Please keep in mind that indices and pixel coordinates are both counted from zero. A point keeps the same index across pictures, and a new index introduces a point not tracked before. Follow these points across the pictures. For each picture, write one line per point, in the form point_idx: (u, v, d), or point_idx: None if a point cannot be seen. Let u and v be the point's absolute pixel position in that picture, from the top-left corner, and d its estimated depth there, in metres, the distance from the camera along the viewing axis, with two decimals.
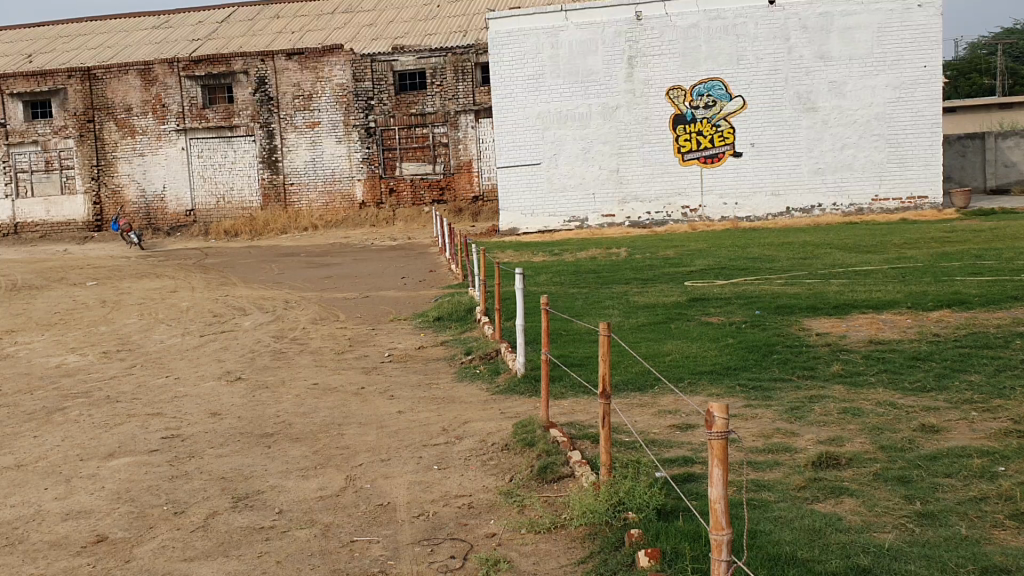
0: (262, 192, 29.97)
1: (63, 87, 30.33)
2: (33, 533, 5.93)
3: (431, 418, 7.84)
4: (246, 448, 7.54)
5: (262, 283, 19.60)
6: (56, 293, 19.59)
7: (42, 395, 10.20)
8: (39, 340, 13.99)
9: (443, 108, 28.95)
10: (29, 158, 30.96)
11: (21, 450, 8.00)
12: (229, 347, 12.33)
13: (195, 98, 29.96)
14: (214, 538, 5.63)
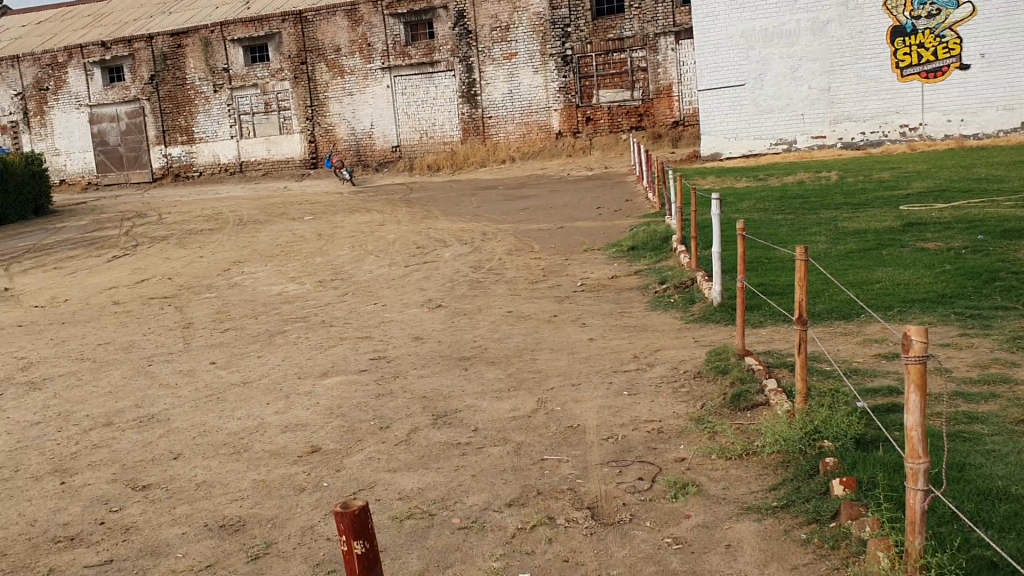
0: (463, 126, 30.62)
1: (278, 31, 32.07)
2: (256, 443, 6.50)
3: (623, 345, 7.86)
4: (445, 370, 7.89)
5: (463, 215, 20.18)
6: (277, 226, 21.06)
7: (265, 320, 11.06)
8: (263, 269, 15.13)
9: (642, 32, 28.31)
10: (251, 101, 33.12)
11: (247, 368, 8.74)
12: (431, 276, 12.84)
13: (398, 36, 30.85)
14: (415, 451, 5.96)
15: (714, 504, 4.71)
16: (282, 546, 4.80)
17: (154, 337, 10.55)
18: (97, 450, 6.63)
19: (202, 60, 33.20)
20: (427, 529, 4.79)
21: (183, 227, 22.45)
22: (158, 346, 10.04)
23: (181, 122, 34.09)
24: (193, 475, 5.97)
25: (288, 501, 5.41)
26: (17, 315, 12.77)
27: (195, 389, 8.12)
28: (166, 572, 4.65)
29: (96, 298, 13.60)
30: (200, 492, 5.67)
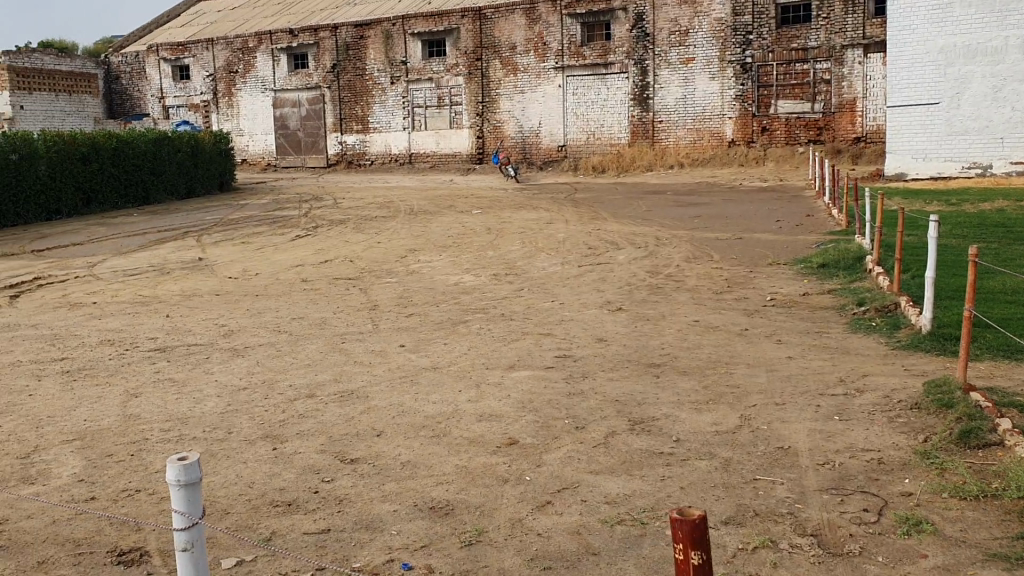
0: (632, 128, 30.40)
1: (457, 27, 32.72)
2: (454, 429, 6.57)
3: (826, 367, 7.54)
4: (636, 374, 7.77)
5: (633, 218, 19.97)
6: (448, 218, 21.49)
7: (447, 308, 11.25)
8: (439, 259, 15.43)
9: (828, 42, 27.23)
10: (425, 94, 33.94)
11: (435, 354, 8.91)
12: (608, 278, 12.75)
13: (574, 36, 30.90)
14: (617, 456, 5.87)
15: (953, 546, 4.40)
16: (494, 536, 4.81)
17: (343, 316, 10.90)
18: (304, 419, 6.88)
19: (381, 52, 34.27)
20: (640, 538, 4.71)
21: (358, 213, 23.22)
22: (347, 325, 10.36)
23: (357, 111, 35.31)
24: (396, 455, 6.08)
25: (493, 491, 5.42)
26: (213, 284, 13.47)
27: (388, 369, 8.32)
28: (381, 548, 4.73)
29: (283, 274, 14.19)
30: (406, 471, 5.78)
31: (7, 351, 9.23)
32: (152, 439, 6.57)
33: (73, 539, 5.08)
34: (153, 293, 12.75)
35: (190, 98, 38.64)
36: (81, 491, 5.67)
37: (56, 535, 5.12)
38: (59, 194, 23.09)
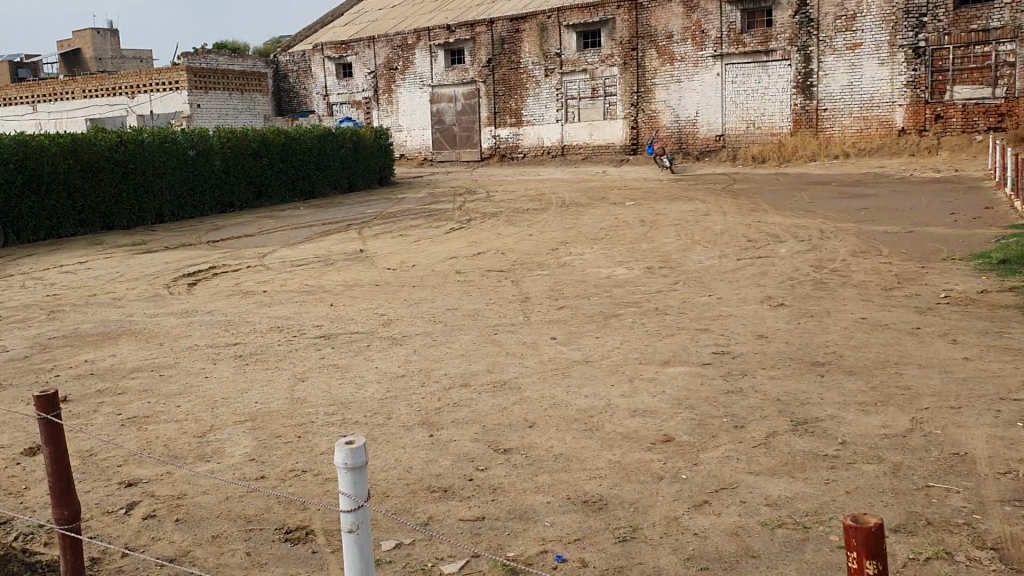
0: (793, 117, 29.36)
1: (612, 17, 32.51)
2: (608, 424, 6.53)
3: (1008, 370, 7.03)
4: (798, 373, 7.49)
5: (793, 210, 19.29)
6: (601, 210, 21.40)
7: (600, 301, 11.19)
8: (592, 252, 15.38)
9: (1013, 22, 25.37)
10: (579, 85, 33.93)
11: (589, 347, 8.88)
12: (767, 272, 12.36)
13: (734, 23, 30.11)
14: (776, 456, 5.67)
15: None
16: (648, 533, 4.75)
17: (496, 307, 11.03)
18: (460, 408, 7.00)
19: (536, 45, 34.48)
20: (802, 542, 4.53)
21: (512, 205, 23.47)
22: (501, 317, 10.47)
23: (512, 104, 35.71)
24: (550, 447, 6.09)
25: (647, 488, 5.34)
26: (373, 274, 13.92)
27: (541, 361, 8.36)
28: (535, 539, 4.75)
29: (439, 265, 14.52)
30: (559, 464, 5.78)
31: (185, 335, 9.84)
32: (316, 422, 6.85)
33: (245, 515, 5.36)
34: (317, 283, 13.30)
35: (352, 95, 40.09)
36: (252, 470, 5.98)
37: (230, 512, 5.42)
38: (233, 188, 24.44)
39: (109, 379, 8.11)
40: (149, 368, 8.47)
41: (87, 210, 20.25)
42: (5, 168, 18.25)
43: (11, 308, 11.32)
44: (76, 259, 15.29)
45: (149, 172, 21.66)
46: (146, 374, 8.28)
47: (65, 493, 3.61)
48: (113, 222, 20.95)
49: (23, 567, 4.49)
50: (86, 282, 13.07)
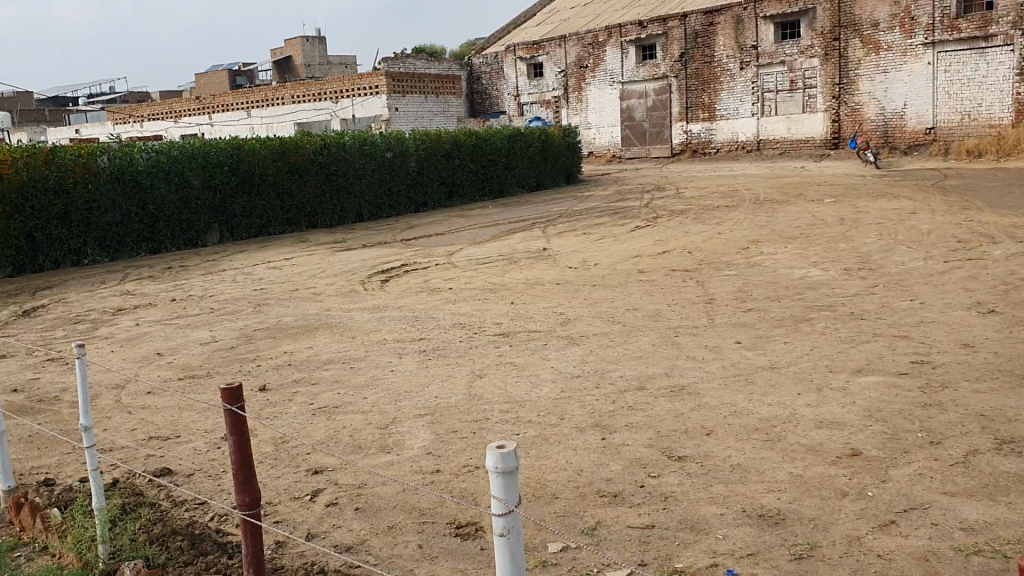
0: (1016, 108, 26.99)
1: (813, 6, 31.20)
2: (790, 434, 6.23)
3: None
4: (1006, 387, 6.88)
5: (1010, 208, 17.79)
6: (796, 208, 20.54)
7: (790, 304, 10.74)
8: (784, 252, 14.79)
9: None
10: (776, 79, 32.80)
11: (774, 352, 8.53)
12: (978, 276, 11.44)
13: (949, 7, 28.03)
14: (976, 477, 5.22)
15: None
16: (827, 552, 4.49)
17: (679, 309, 10.81)
18: (635, 411, 6.90)
19: (731, 38, 33.64)
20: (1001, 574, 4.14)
21: (701, 202, 22.98)
22: (683, 318, 10.25)
23: (705, 99, 35.02)
24: (727, 456, 5.89)
25: (829, 504, 5.05)
26: (557, 273, 13.99)
27: (723, 366, 8.10)
28: (705, 550, 4.60)
29: (623, 265, 14.40)
30: (736, 474, 5.57)
31: (375, 329, 10.24)
32: (492, 419, 6.94)
33: (419, 508, 5.50)
34: (502, 281, 13.52)
35: (543, 94, 40.56)
36: (427, 463, 6.12)
37: (405, 503, 5.58)
38: (426, 187, 25.29)
39: (303, 369, 8.56)
40: (340, 360, 8.87)
41: (293, 209, 21.54)
42: (222, 170, 19.70)
43: (222, 301, 12.19)
44: (282, 255, 16.30)
45: (350, 173, 22.76)
46: (337, 365, 8.67)
47: (247, 484, 3.73)
48: (316, 220, 22.17)
49: (216, 546, 4.80)
50: (289, 277, 13.88)
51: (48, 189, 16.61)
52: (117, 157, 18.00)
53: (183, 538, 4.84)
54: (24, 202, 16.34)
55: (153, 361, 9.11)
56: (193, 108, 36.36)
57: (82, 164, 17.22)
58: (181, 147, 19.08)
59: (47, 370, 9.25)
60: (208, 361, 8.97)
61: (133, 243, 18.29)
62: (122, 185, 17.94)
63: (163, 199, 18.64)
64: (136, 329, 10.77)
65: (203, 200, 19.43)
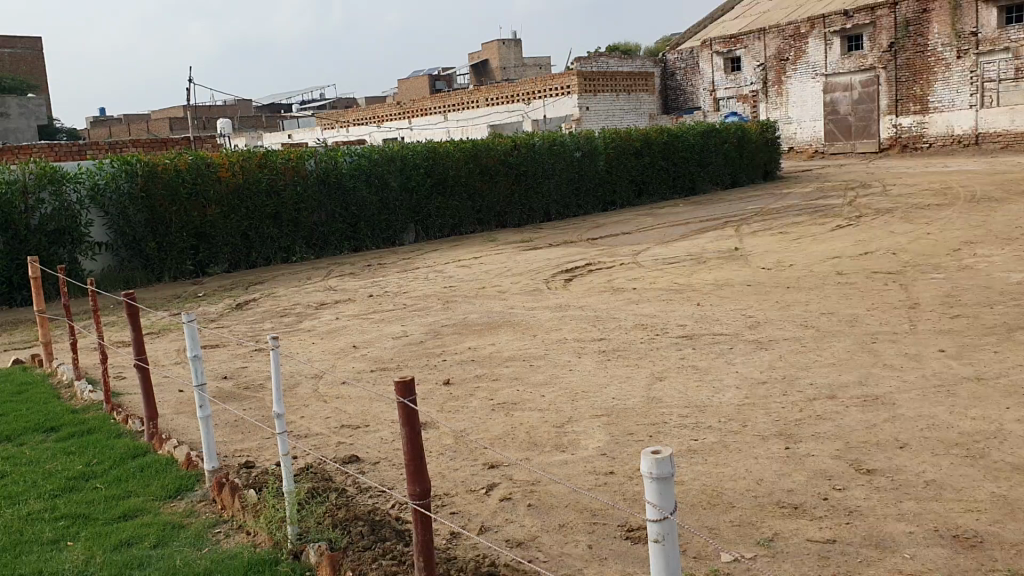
0: None
1: None
2: (995, 451, 5.76)
3: None
4: None
5: None
6: (1017, 206, 18.95)
7: (1003, 310, 9.91)
8: (1000, 253, 13.67)
9: None
10: (999, 67, 30.31)
11: (983, 363, 7.91)
12: None
13: None
14: None
15: None
16: None
17: (877, 314, 10.22)
18: (822, 421, 6.59)
19: (947, 25, 31.59)
20: None
21: (908, 200, 21.64)
22: (882, 324, 9.67)
23: (916, 90, 33.01)
24: (921, 471, 5.51)
25: None
26: (747, 274, 13.58)
27: (923, 376, 7.59)
28: (890, 569, 4.33)
29: (818, 266, 13.80)
30: (931, 491, 5.21)
31: (557, 327, 10.29)
32: (670, 423, 6.82)
33: (591, 508, 5.46)
34: (688, 282, 13.26)
35: (740, 89, 39.45)
36: (602, 463, 6.08)
37: (577, 503, 5.55)
38: (616, 186, 25.22)
39: (486, 364, 8.72)
40: (522, 357, 8.96)
41: (485, 209, 22.07)
42: (418, 172, 20.46)
43: (414, 297, 12.65)
44: (472, 254, 16.74)
45: (540, 174, 23.07)
46: (519, 362, 8.75)
47: (418, 473, 3.77)
48: (505, 220, 22.64)
49: (393, 533, 4.96)
50: (477, 276, 14.21)
51: (261, 191, 17.86)
52: (324, 161, 19.03)
53: (362, 523, 5.02)
54: (241, 203, 17.63)
55: (347, 353, 9.57)
56: (394, 113, 38.01)
57: (292, 167, 18.38)
58: (381, 151, 19.95)
59: (254, 360, 9.93)
60: (396, 355, 9.31)
61: (337, 243, 19.33)
62: (327, 187, 19.03)
63: (363, 200, 19.59)
64: (333, 323, 11.36)
65: (400, 201, 20.26)
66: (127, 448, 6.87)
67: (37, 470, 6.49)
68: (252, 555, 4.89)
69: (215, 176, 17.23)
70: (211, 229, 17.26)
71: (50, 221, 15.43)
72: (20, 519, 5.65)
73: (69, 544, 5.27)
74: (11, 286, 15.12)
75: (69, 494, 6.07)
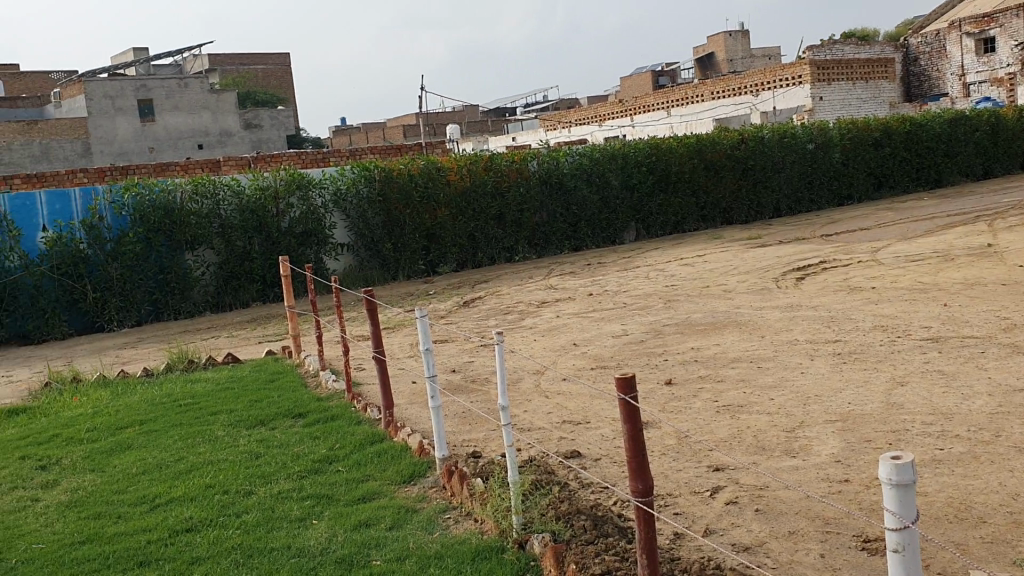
0: None
1: None
2: None
3: None
4: None
5: None
6: None
7: None
8: None
9: None
10: None
11: None
12: None
13: None
14: None
15: None
16: None
17: None
18: None
19: None
20: None
21: None
22: None
23: None
24: None
25: None
26: (1001, 273, 12.47)
27: None
28: None
29: None
30: None
31: (787, 327, 9.89)
32: (912, 431, 6.38)
33: (823, 517, 5.20)
34: (933, 281, 12.35)
35: (994, 72, 36.12)
36: (835, 471, 5.77)
37: (809, 511, 5.30)
38: (851, 179, 23.96)
39: (710, 365, 8.50)
40: (748, 358, 8.66)
41: (708, 206, 21.61)
42: (639, 170, 20.38)
43: (635, 296, 12.60)
44: (695, 252, 16.45)
45: (767, 169, 22.32)
46: (745, 364, 8.47)
47: (641, 471, 3.75)
48: (731, 217, 22.06)
49: (616, 529, 4.96)
50: (701, 274, 13.93)
51: (487, 193, 18.46)
52: (547, 161, 19.37)
53: (585, 517, 5.05)
54: (468, 204, 18.30)
55: (570, 350, 9.67)
56: (616, 111, 38.04)
57: (515, 169, 18.85)
58: (602, 150, 20.05)
59: (480, 355, 10.26)
60: (618, 353, 9.30)
61: (560, 241, 19.61)
62: (549, 187, 19.38)
63: (584, 200, 19.78)
64: (556, 321, 11.53)
65: (620, 200, 20.28)
66: (366, 435, 7.30)
67: (287, 453, 7.05)
68: (479, 542, 5.06)
69: (444, 179, 18.01)
70: (441, 230, 18.03)
71: (298, 224, 16.70)
72: (272, 497, 6.15)
73: (314, 522, 5.68)
74: (265, 284, 16.50)
75: (315, 476, 6.54)
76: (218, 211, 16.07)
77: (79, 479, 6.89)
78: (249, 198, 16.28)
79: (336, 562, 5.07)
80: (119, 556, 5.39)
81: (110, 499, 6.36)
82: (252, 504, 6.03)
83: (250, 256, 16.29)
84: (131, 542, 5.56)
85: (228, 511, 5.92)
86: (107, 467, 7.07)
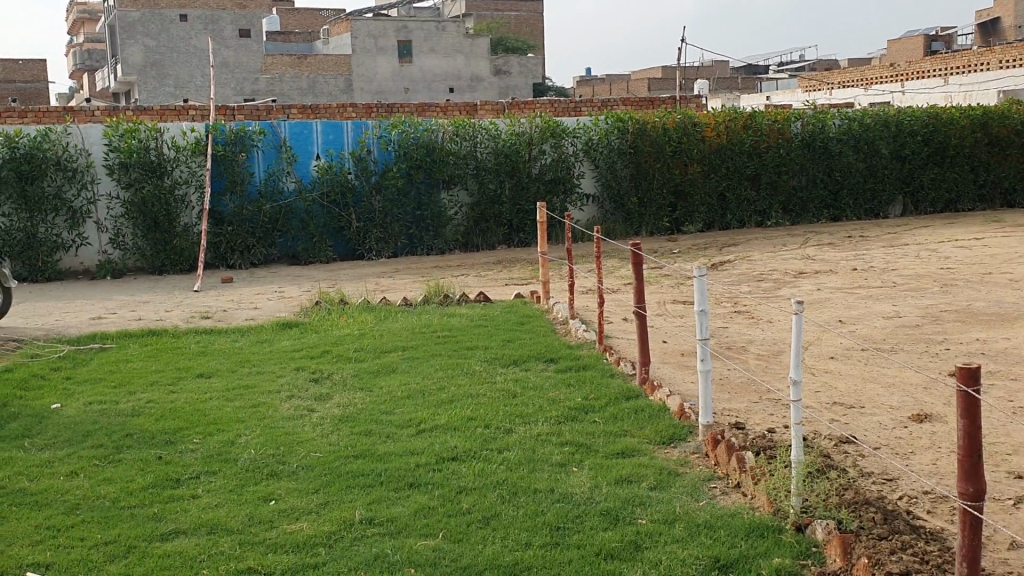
0: None
1: None
2: None
3: None
4: None
5: None
6: None
7: None
8: None
9: None
10: None
11: None
12: None
13: None
14: None
15: None
16: None
17: None
18: None
19: None
20: None
21: None
22: None
23: None
24: None
25: None
26: None
27: None
28: None
29: None
30: None
31: None
32: None
33: None
34: None
35: None
36: None
37: None
38: None
39: (1002, 361, 7.69)
40: None
41: (988, 184, 19.73)
42: (914, 140, 18.90)
43: (906, 276, 11.70)
44: (973, 234, 15.09)
45: None
46: None
47: (973, 472, 3.38)
48: (1014, 198, 20.01)
49: (908, 527, 4.57)
50: (982, 259, 12.70)
51: (744, 152, 17.78)
52: (811, 123, 18.35)
53: (874, 509, 4.68)
54: (722, 162, 17.73)
55: (835, 327, 9.10)
56: (885, 75, 35.42)
57: (777, 129, 18.02)
58: (875, 114, 18.72)
59: (735, 321, 9.88)
60: (890, 336, 8.65)
61: (817, 208, 18.61)
62: (812, 151, 18.37)
63: (849, 166, 18.63)
64: (816, 294, 10.91)
65: (889, 170, 18.94)
66: (622, 389, 7.19)
67: (543, 396, 7.06)
68: (753, 519, 4.83)
69: (700, 135, 17.52)
70: (690, 187, 17.62)
71: (548, 171, 16.83)
72: (533, 438, 6.18)
73: (576, 470, 5.64)
74: (511, 229, 16.80)
75: (574, 423, 6.50)
76: (474, 152, 16.44)
77: (349, 396, 7.23)
78: (505, 142, 16.53)
79: (601, 514, 5.00)
80: (391, 475, 5.60)
81: (380, 419, 6.64)
82: (513, 443, 6.07)
83: (500, 199, 16.60)
84: (402, 464, 5.76)
85: (491, 446, 6.00)
86: (374, 388, 7.39)
